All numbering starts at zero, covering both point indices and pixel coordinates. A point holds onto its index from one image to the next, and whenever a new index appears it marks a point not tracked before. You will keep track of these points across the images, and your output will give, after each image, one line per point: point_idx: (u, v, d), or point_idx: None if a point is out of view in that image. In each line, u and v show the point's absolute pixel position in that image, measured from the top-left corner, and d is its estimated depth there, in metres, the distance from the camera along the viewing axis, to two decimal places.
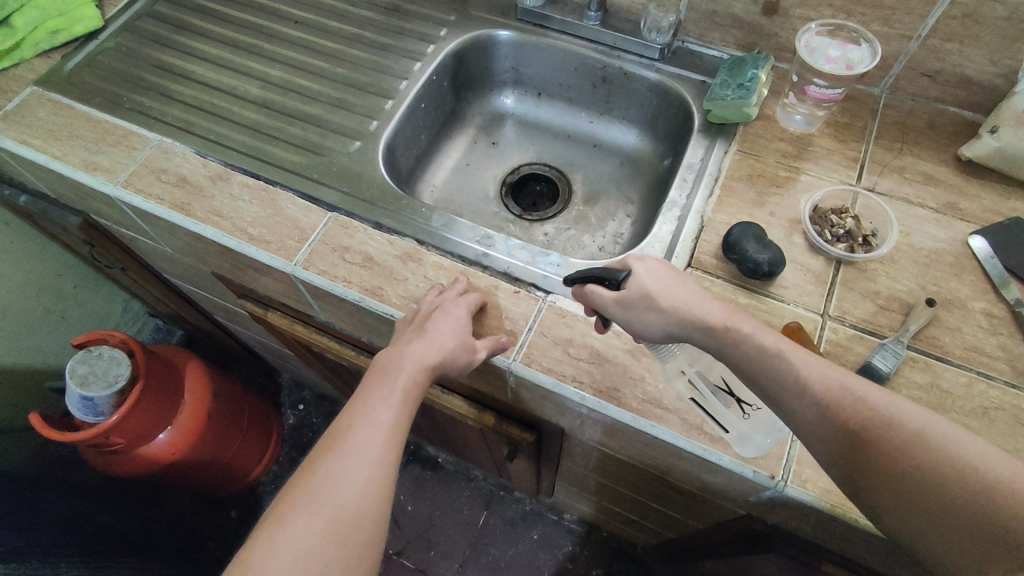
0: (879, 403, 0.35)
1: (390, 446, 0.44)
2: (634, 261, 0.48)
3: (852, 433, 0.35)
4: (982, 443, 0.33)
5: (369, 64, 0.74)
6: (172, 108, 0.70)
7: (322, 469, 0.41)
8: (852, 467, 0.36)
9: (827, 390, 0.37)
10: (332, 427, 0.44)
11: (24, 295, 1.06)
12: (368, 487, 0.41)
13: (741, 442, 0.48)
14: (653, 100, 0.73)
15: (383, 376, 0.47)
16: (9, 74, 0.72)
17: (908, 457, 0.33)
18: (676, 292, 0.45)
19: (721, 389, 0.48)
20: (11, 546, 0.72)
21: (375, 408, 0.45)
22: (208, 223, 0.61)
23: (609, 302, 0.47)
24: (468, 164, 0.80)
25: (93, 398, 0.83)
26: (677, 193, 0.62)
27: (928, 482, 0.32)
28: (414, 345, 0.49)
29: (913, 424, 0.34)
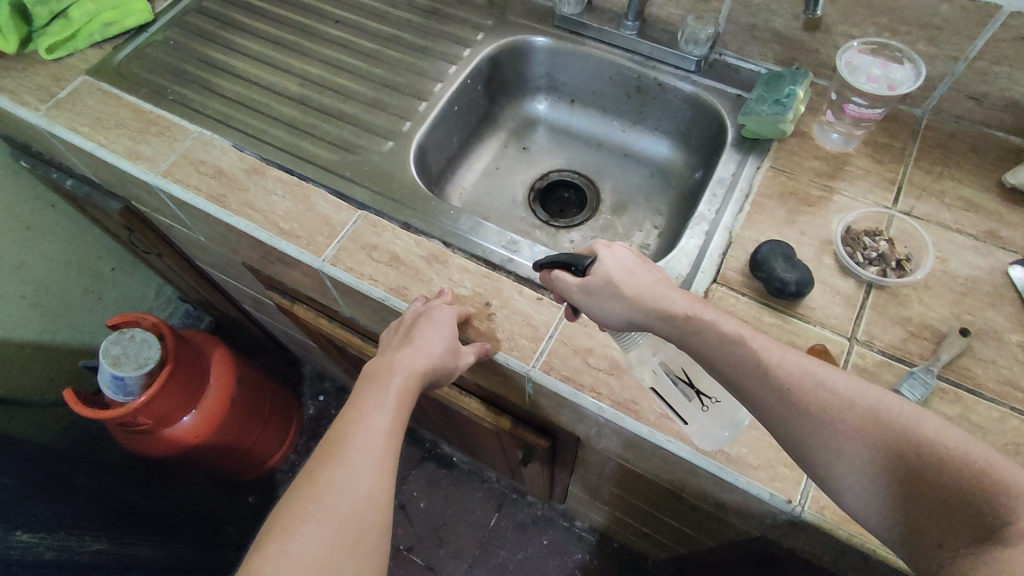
0: (838, 386, 0.37)
1: (388, 451, 0.45)
2: (600, 248, 0.49)
3: (815, 418, 0.36)
4: (938, 420, 0.34)
5: (406, 66, 0.75)
6: (213, 101, 0.73)
7: (324, 478, 0.42)
8: (819, 451, 0.36)
9: (790, 374, 0.38)
10: (328, 436, 0.45)
11: (63, 275, 1.10)
12: (371, 493, 0.42)
13: (700, 435, 0.49)
14: (687, 112, 0.73)
15: (374, 384, 0.49)
16: (63, 63, 0.76)
17: (870, 436, 0.35)
18: (637, 279, 0.46)
19: (681, 380, 0.48)
20: (38, 517, 0.75)
21: (369, 415, 0.46)
22: (241, 216, 0.63)
23: (574, 287, 0.49)
24: (497, 168, 0.80)
25: (125, 377, 0.86)
26: (706, 208, 0.62)
27: (890, 457, 0.34)
28: (403, 353, 0.51)
29: (869, 405, 0.36)
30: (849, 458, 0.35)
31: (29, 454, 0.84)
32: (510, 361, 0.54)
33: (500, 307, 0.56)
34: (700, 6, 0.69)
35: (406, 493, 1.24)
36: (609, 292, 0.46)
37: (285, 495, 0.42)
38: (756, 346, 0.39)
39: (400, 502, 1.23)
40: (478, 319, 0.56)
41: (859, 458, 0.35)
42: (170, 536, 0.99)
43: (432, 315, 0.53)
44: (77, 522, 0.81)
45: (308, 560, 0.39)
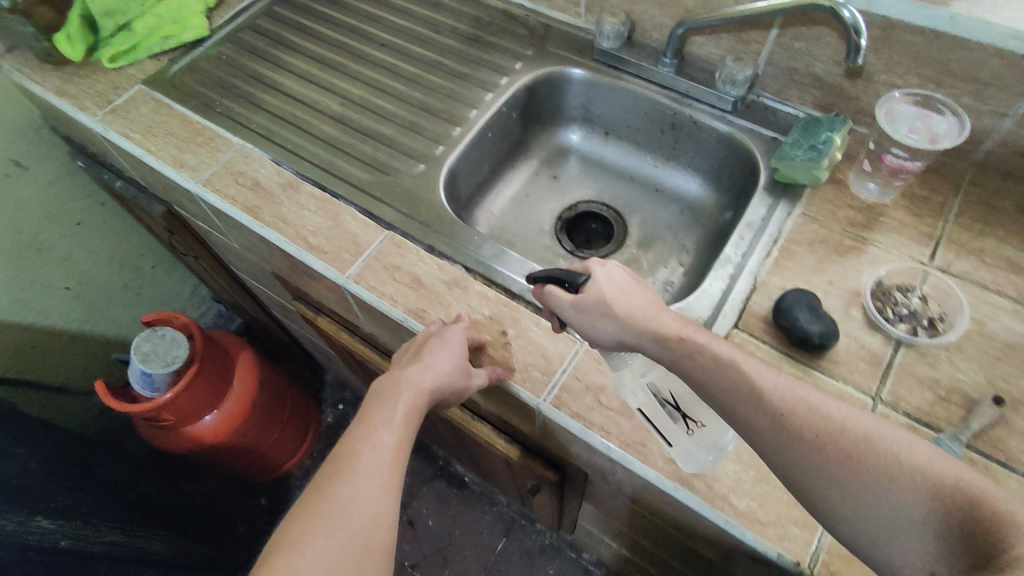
0: (830, 412, 0.37)
1: (395, 468, 0.45)
2: (595, 266, 0.50)
3: (809, 443, 0.37)
4: (930, 450, 0.35)
5: (444, 91, 0.76)
6: (258, 116, 0.75)
7: (332, 494, 0.42)
8: (813, 478, 0.36)
9: (783, 400, 0.38)
10: (335, 452, 0.45)
11: (107, 269, 1.15)
12: (378, 511, 0.43)
13: (684, 458, 0.49)
14: (721, 152, 0.72)
15: (383, 401, 0.49)
16: (123, 72, 0.80)
17: (862, 462, 0.35)
18: (630, 300, 0.47)
19: (669, 403, 0.49)
20: (60, 503, 0.78)
21: (377, 432, 0.47)
22: (273, 228, 0.65)
23: (566, 304, 0.50)
24: (527, 196, 0.80)
25: (153, 374, 0.89)
26: (732, 250, 0.61)
27: (883, 483, 0.34)
28: (412, 371, 0.51)
29: (861, 430, 0.36)
30: (843, 484, 0.35)
31: (56, 441, 0.87)
32: (521, 392, 0.54)
33: (516, 336, 0.56)
34: (741, 47, 0.68)
35: (415, 509, 1.24)
36: (601, 309, 0.47)
37: (291, 512, 0.42)
38: (750, 371, 0.40)
39: (408, 517, 1.23)
40: (493, 347, 0.56)
41: (853, 483, 0.35)
42: (183, 532, 1.01)
43: (443, 335, 0.54)
44: (94, 511, 0.83)
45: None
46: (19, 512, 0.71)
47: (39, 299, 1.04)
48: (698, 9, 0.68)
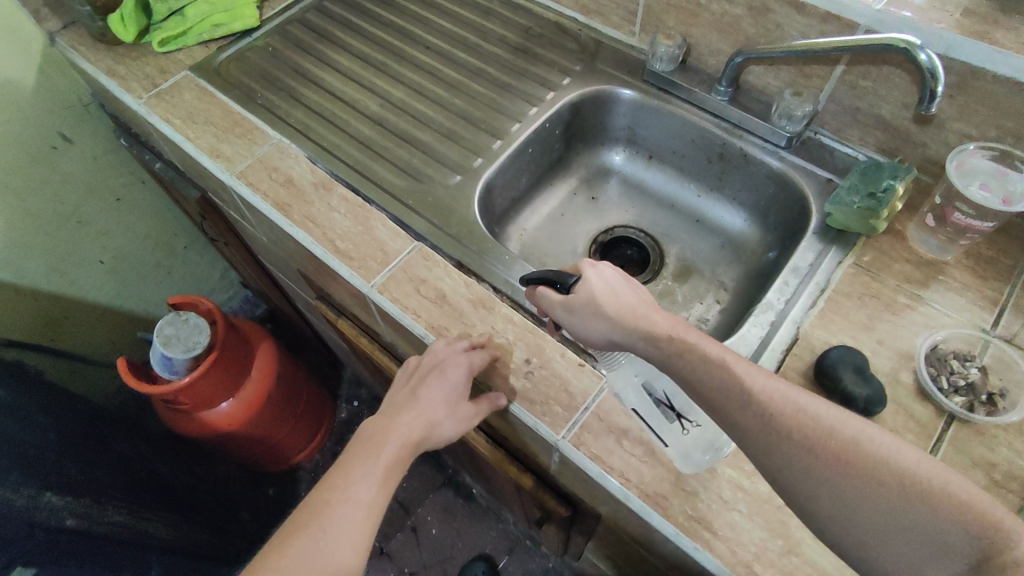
0: (818, 414, 0.39)
1: (364, 526, 0.48)
2: (587, 267, 0.53)
3: (800, 445, 0.38)
4: (913, 451, 0.38)
5: (486, 100, 0.74)
6: (297, 111, 0.74)
7: (297, 550, 0.46)
8: (800, 478, 0.38)
9: (772, 400, 0.40)
10: (311, 502, 0.48)
11: (141, 246, 1.17)
12: (338, 573, 0.46)
13: (681, 458, 0.49)
14: (770, 188, 0.69)
15: (370, 446, 0.51)
16: (171, 57, 0.80)
17: (851, 463, 0.37)
18: (618, 299, 0.50)
19: (664, 403, 0.50)
20: (71, 479, 0.79)
21: (355, 484, 0.49)
22: (301, 228, 0.64)
23: (556, 303, 0.53)
24: (562, 215, 0.78)
25: (172, 358, 0.89)
26: (774, 295, 0.58)
27: (873, 485, 0.37)
28: (405, 417, 0.53)
29: (847, 433, 0.38)
30: (830, 484, 0.37)
31: (73, 416, 0.89)
32: (540, 428, 0.51)
33: (539, 366, 0.54)
34: (801, 81, 0.65)
35: (419, 516, 1.23)
36: (590, 309, 0.50)
37: (260, 556, 0.46)
38: (739, 371, 0.42)
39: (412, 523, 1.23)
40: (514, 375, 0.54)
41: (839, 484, 0.37)
42: (191, 517, 1.02)
43: (443, 370, 0.52)
44: (103, 491, 0.84)
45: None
46: (31, 487, 0.71)
47: (74, 270, 1.08)
48: (760, 38, 0.64)
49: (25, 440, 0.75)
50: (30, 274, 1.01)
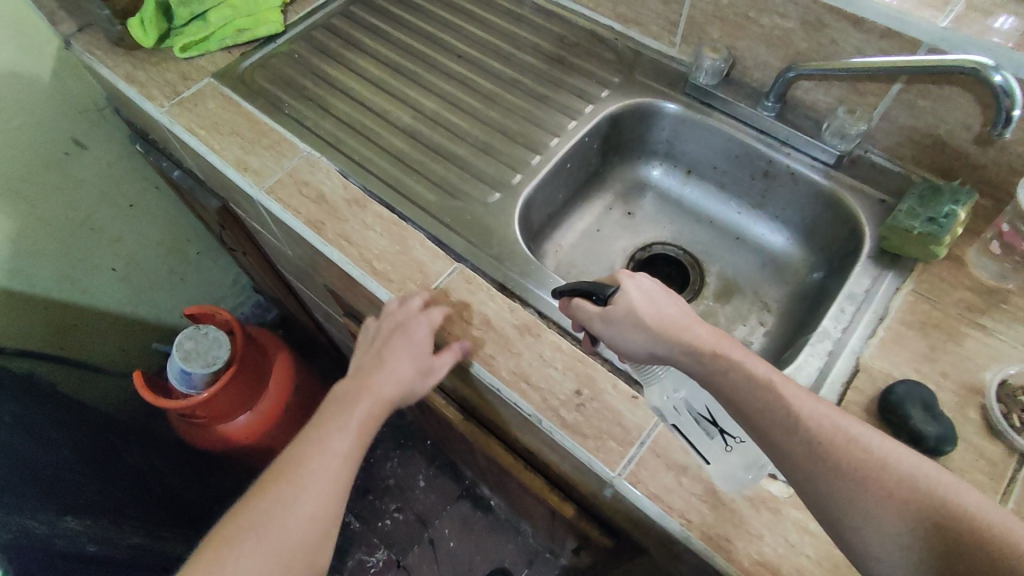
0: (871, 445, 0.38)
1: (339, 475, 0.51)
2: (624, 278, 0.51)
3: (847, 475, 0.37)
4: (976, 493, 0.35)
5: (522, 113, 0.71)
6: (326, 122, 0.71)
7: (274, 495, 0.48)
8: (847, 510, 0.37)
9: (821, 427, 0.39)
10: (287, 456, 0.51)
11: (153, 252, 1.15)
12: (315, 516, 0.48)
13: (721, 475, 0.48)
14: (817, 208, 0.67)
15: (343, 403, 0.54)
16: (192, 63, 0.77)
17: (903, 500, 0.36)
18: (659, 311, 0.48)
19: (705, 418, 0.49)
20: (91, 499, 0.79)
21: (330, 436, 0.52)
22: (336, 247, 0.61)
23: (594, 315, 0.51)
24: (598, 231, 0.76)
25: (192, 373, 0.87)
26: (830, 323, 0.56)
27: (925, 525, 0.35)
28: (378, 375, 0.55)
29: (902, 468, 0.37)
30: (878, 521, 0.36)
31: (88, 430, 0.89)
32: (595, 464, 0.50)
33: (591, 398, 0.53)
34: (853, 98, 0.62)
35: (437, 529, 1.25)
36: (630, 320, 0.48)
37: (237, 504, 0.49)
38: (787, 395, 0.40)
39: (429, 536, 1.24)
40: (565, 408, 0.52)
41: (888, 520, 0.36)
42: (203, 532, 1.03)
43: (408, 329, 0.54)
44: (119, 510, 0.84)
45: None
46: (53, 512, 0.71)
47: (86, 278, 1.05)
48: (812, 53, 0.62)
49: (46, 461, 0.74)
50: (40, 282, 0.99)
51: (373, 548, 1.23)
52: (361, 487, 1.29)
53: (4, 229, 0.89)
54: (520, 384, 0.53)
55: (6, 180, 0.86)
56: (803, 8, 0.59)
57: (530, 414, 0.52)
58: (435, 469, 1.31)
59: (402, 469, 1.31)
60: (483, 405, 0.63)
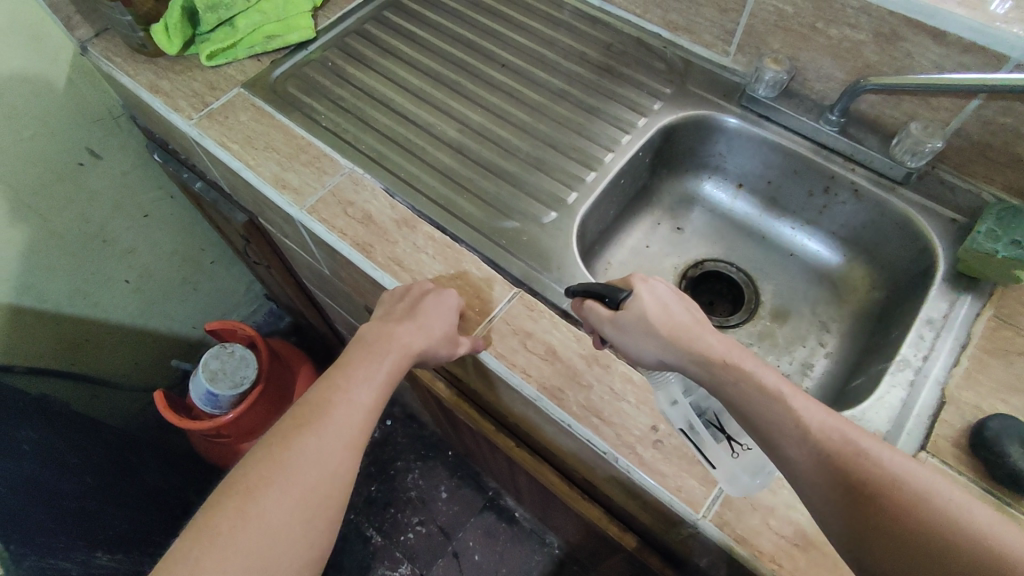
0: (883, 460, 0.36)
1: (361, 428, 0.49)
2: (638, 282, 0.49)
3: (855, 488, 0.35)
4: (991, 512, 0.33)
5: (572, 125, 0.69)
6: (368, 136, 0.68)
7: (295, 446, 0.46)
8: (856, 527, 0.35)
9: (832, 440, 0.37)
10: (310, 402, 0.49)
11: (166, 263, 1.10)
12: (336, 472, 0.46)
13: (728, 481, 0.46)
14: (880, 227, 0.65)
15: (371, 354, 0.52)
16: (221, 72, 0.73)
17: (913, 518, 0.34)
18: (671, 317, 0.46)
19: (712, 423, 0.47)
20: (120, 529, 0.78)
21: (353, 388, 0.50)
22: (387, 272, 0.58)
23: (605, 319, 0.49)
24: (647, 247, 0.74)
25: (218, 394, 0.86)
26: (909, 350, 0.54)
27: (934, 545, 0.33)
28: (402, 330, 0.52)
29: (916, 486, 0.34)
30: (884, 539, 0.34)
31: (105, 452, 0.87)
32: (677, 504, 0.48)
33: (668, 434, 0.50)
34: (926, 112, 0.60)
35: (461, 541, 1.23)
36: (641, 327, 0.46)
37: (255, 449, 0.46)
38: (796, 407, 0.38)
39: (453, 549, 1.22)
40: (642, 445, 0.50)
41: (892, 541, 0.34)
42: None
43: (440, 295, 0.54)
44: (142, 539, 0.83)
45: (268, 522, 0.43)
46: (82, 548, 0.69)
47: (98, 291, 1.01)
48: (883, 66, 0.59)
49: (74, 493, 0.72)
50: (53, 296, 0.95)
51: (396, 563, 1.21)
52: (381, 500, 1.27)
53: (15, 244, 0.85)
54: (592, 419, 0.51)
55: (18, 193, 0.82)
56: (877, 19, 0.56)
57: (605, 452, 0.50)
58: (457, 480, 1.30)
59: (423, 482, 1.29)
60: (542, 434, 0.60)
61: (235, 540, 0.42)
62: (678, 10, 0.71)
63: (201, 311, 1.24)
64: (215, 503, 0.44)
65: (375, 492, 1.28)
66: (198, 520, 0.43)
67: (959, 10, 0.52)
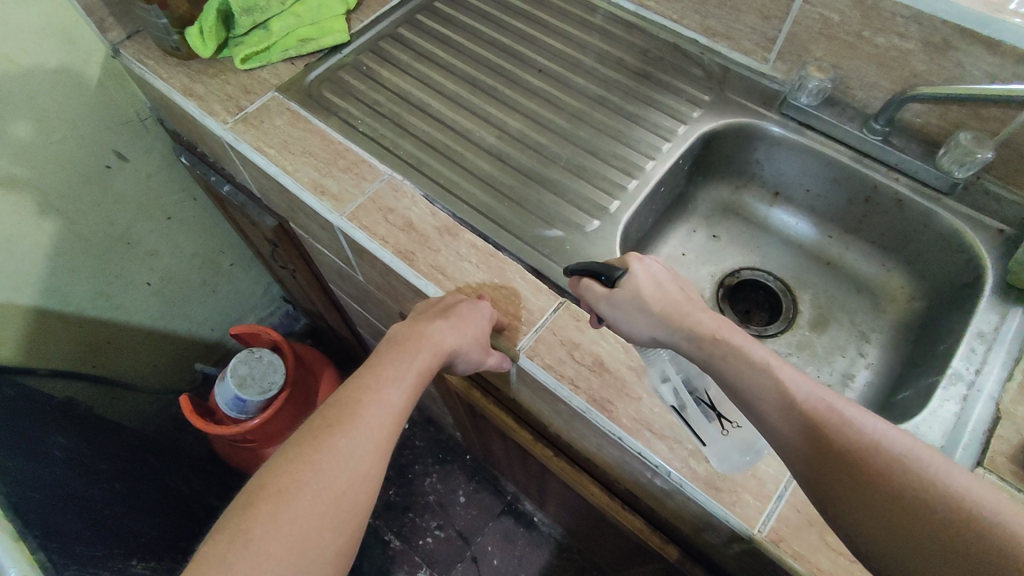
0: (865, 427, 0.35)
1: (392, 430, 0.47)
2: (633, 262, 0.50)
3: (838, 455, 0.35)
4: (970, 476, 0.33)
5: (611, 132, 0.69)
6: (406, 141, 0.67)
7: (327, 447, 0.43)
8: (836, 492, 0.35)
9: (816, 410, 0.37)
10: (339, 402, 0.46)
11: (186, 265, 1.10)
12: (368, 475, 0.44)
13: (718, 457, 0.49)
14: (924, 237, 0.64)
15: (402, 353, 0.51)
16: (254, 75, 0.73)
17: (891, 481, 0.34)
18: (664, 295, 0.48)
19: (705, 402, 0.50)
20: (148, 537, 0.76)
21: (384, 388, 0.48)
22: (430, 280, 0.57)
23: (601, 296, 0.50)
24: (683, 255, 0.74)
25: (246, 400, 0.86)
26: (962, 364, 0.53)
27: (909, 507, 0.33)
28: (436, 329, 0.51)
29: (895, 451, 0.34)
30: (862, 502, 0.34)
31: (129, 458, 0.86)
32: (732, 519, 0.47)
33: None
34: (975, 123, 0.59)
35: (480, 546, 1.22)
36: (636, 304, 0.48)
37: (282, 452, 0.43)
38: (782, 376, 0.39)
39: (472, 554, 1.22)
40: (694, 458, 0.49)
41: (877, 506, 0.33)
42: None
43: (472, 301, 0.54)
44: (173, 546, 0.80)
45: (297, 530, 0.40)
46: (118, 556, 0.67)
47: (120, 293, 1.00)
48: (931, 76, 0.58)
49: (100, 500, 0.72)
50: (76, 298, 0.94)
51: (415, 567, 1.21)
52: (400, 504, 1.27)
53: (41, 246, 0.84)
54: (643, 432, 0.50)
55: (45, 195, 0.81)
56: (929, 28, 0.55)
57: (657, 465, 0.49)
58: (475, 485, 1.29)
59: (442, 486, 1.29)
60: (585, 444, 0.60)
61: (265, 547, 0.39)
62: (718, 16, 0.70)
63: (220, 313, 1.24)
64: (240, 509, 0.40)
65: (393, 496, 1.28)
66: (222, 529, 0.39)
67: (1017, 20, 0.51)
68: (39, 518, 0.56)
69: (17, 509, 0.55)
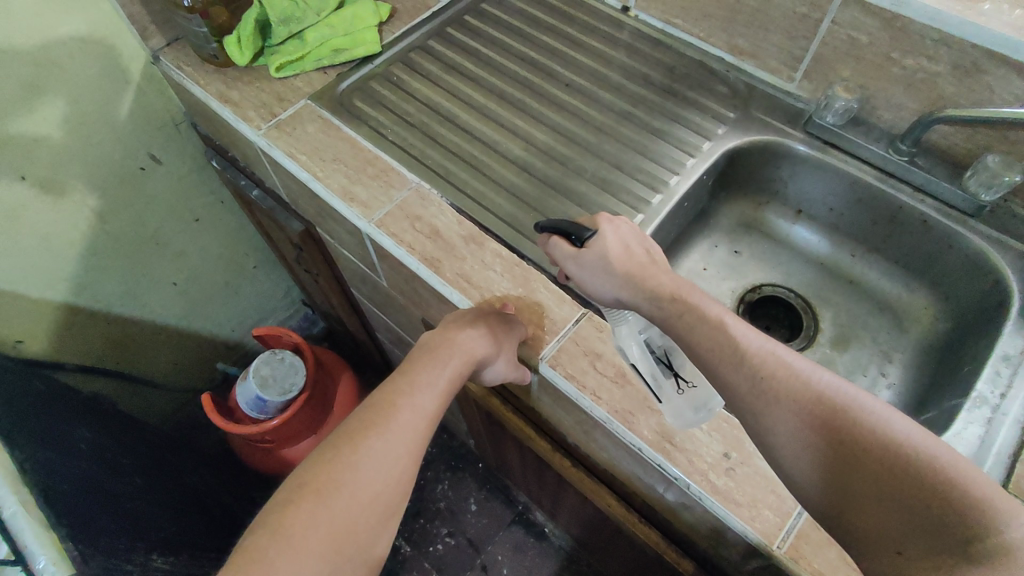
0: (820, 383, 0.39)
1: (423, 433, 0.48)
2: (604, 222, 0.54)
3: (795, 413, 0.38)
4: (908, 423, 0.36)
5: (636, 146, 0.70)
6: (434, 151, 0.69)
7: (364, 450, 0.44)
8: (798, 454, 0.38)
9: (764, 362, 0.40)
10: (373, 403, 0.47)
11: (211, 266, 1.11)
12: (401, 479, 0.45)
13: (672, 413, 0.51)
14: (949, 258, 0.64)
15: (433, 358, 0.52)
16: (288, 83, 0.74)
17: (845, 436, 0.37)
18: (629, 255, 0.51)
19: (663, 361, 0.51)
20: (168, 533, 0.76)
21: (417, 393, 0.49)
22: (456, 288, 0.58)
23: (570, 255, 0.54)
24: (705, 270, 0.75)
25: (267, 400, 0.88)
26: (986, 387, 0.53)
27: (858, 457, 0.36)
28: (467, 336, 0.52)
29: (845, 402, 0.37)
30: (825, 461, 0.37)
31: (150, 455, 0.87)
32: (753, 535, 0.46)
33: (740, 462, 0.49)
34: (1003, 146, 0.59)
35: (490, 555, 1.22)
36: (600, 263, 0.52)
37: (320, 452, 0.44)
38: (735, 332, 0.42)
39: (481, 562, 1.22)
40: (714, 472, 0.49)
41: (821, 449, 0.37)
42: None
43: (503, 314, 0.55)
44: (192, 543, 0.81)
45: (335, 530, 0.41)
46: (139, 550, 0.67)
47: (146, 292, 1.02)
48: (959, 98, 0.58)
49: (123, 493, 0.73)
50: (104, 295, 0.97)
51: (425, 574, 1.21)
52: (411, 510, 1.28)
53: (75, 243, 0.87)
54: (665, 445, 0.50)
55: (82, 194, 0.84)
56: (958, 51, 0.55)
57: (676, 477, 0.49)
58: (486, 493, 1.29)
59: (453, 493, 1.30)
60: (604, 455, 0.60)
61: (307, 544, 0.39)
62: (744, 35, 0.71)
63: (242, 315, 1.26)
64: (279, 507, 0.41)
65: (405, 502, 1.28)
66: (262, 526, 0.40)
67: (982, 20, 0.53)
68: (68, 507, 0.57)
69: (50, 499, 0.56)
